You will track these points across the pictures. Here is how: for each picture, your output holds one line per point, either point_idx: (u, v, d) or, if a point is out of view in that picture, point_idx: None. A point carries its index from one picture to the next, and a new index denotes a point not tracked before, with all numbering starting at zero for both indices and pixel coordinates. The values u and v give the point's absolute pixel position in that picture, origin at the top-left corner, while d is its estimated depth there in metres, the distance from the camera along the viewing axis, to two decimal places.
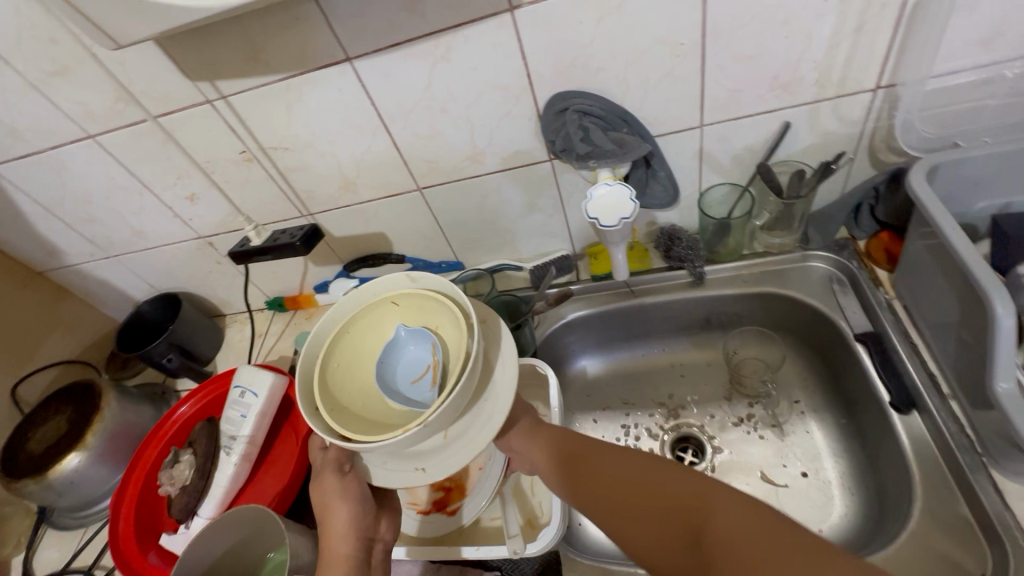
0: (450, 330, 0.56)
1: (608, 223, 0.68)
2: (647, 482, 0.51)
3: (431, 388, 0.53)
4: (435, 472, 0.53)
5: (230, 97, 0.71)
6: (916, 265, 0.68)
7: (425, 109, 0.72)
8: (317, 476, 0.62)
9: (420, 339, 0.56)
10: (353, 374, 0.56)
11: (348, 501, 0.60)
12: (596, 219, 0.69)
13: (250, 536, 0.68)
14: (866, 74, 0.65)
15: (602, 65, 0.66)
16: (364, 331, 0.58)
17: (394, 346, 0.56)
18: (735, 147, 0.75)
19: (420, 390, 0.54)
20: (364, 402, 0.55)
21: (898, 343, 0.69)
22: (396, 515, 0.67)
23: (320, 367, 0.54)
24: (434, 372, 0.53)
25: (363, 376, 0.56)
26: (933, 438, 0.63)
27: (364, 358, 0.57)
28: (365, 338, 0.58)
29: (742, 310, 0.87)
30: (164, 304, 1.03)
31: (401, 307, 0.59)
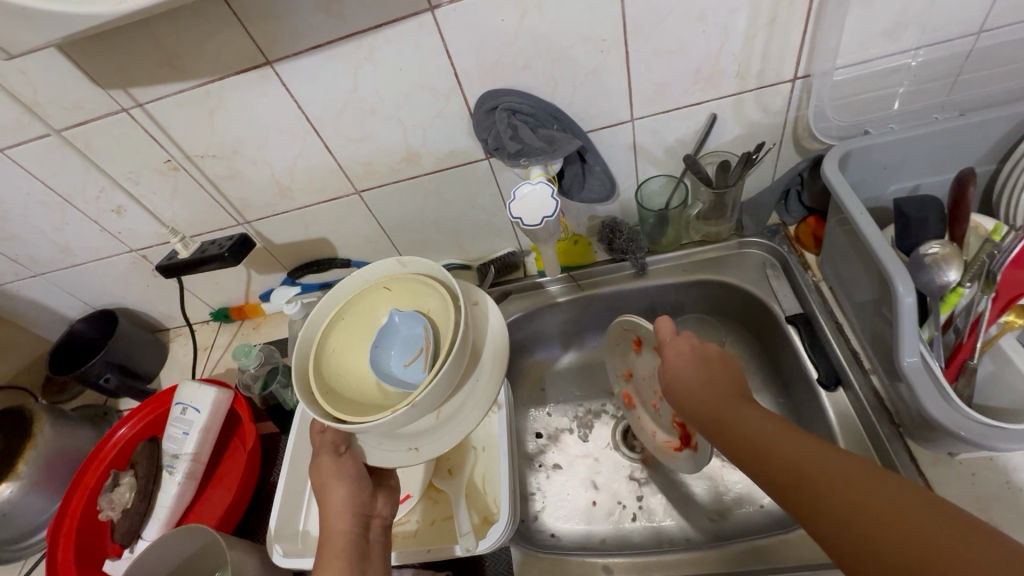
0: (440, 311, 0.56)
1: (531, 222, 0.65)
2: (763, 421, 0.46)
3: (422, 369, 0.52)
4: (430, 450, 0.56)
5: (147, 104, 0.69)
6: (837, 248, 0.71)
7: (354, 111, 0.71)
8: (313, 459, 0.59)
9: (412, 320, 0.55)
10: (347, 360, 0.56)
11: (343, 479, 0.57)
12: (519, 218, 0.65)
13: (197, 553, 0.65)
14: (783, 66, 0.67)
15: (529, 62, 0.66)
16: (360, 315, 0.58)
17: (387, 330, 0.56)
18: (667, 139, 0.76)
19: (412, 371, 0.53)
20: (358, 387, 0.54)
21: (825, 322, 0.73)
22: (396, 494, 0.63)
23: (314, 353, 0.54)
24: (425, 353, 0.53)
25: (356, 361, 0.56)
26: (856, 411, 0.67)
27: (358, 342, 0.57)
28: (359, 323, 0.58)
29: (684, 298, 0.89)
30: (100, 322, 0.99)
31: (393, 292, 0.59)
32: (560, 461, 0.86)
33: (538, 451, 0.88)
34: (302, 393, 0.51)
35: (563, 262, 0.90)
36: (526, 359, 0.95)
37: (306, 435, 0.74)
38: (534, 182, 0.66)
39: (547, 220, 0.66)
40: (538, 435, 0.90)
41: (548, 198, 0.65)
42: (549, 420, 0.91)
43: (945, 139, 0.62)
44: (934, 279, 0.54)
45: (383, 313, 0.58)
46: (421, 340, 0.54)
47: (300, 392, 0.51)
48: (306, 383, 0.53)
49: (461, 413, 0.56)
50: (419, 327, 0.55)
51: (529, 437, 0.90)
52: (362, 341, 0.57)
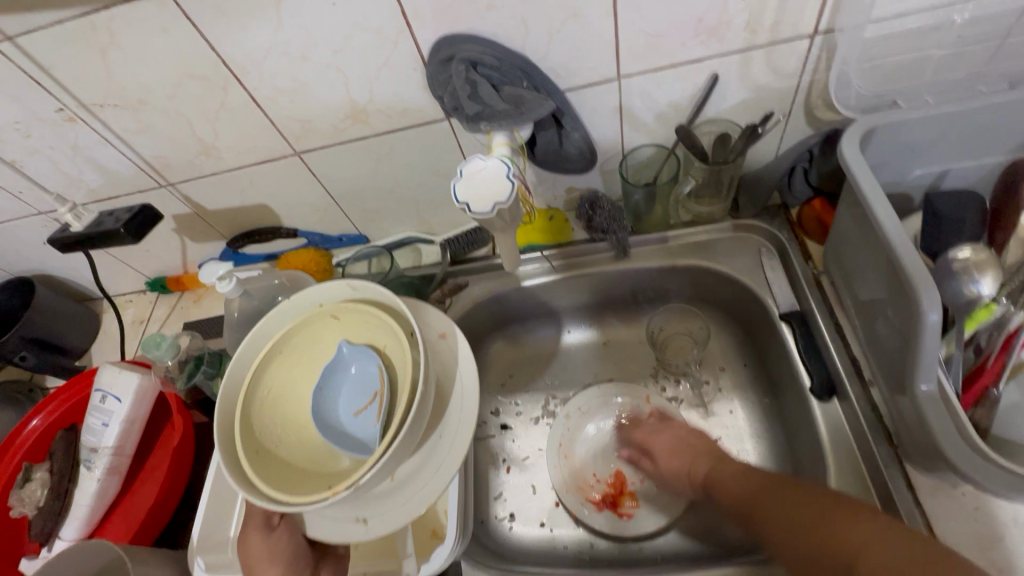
0: (395, 347, 0.49)
1: (480, 210, 0.54)
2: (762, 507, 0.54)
3: (375, 422, 0.47)
4: (380, 524, 0.49)
5: (18, 38, 0.55)
6: (844, 238, 0.61)
7: (281, 55, 0.58)
8: (243, 533, 0.54)
9: (363, 360, 0.50)
10: (285, 407, 0.50)
11: (276, 560, 0.51)
12: (465, 203, 0.54)
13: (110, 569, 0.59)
14: (803, 18, 0.55)
15: (493, 1, 0.53)
16: (302, 350, 0.52)
17: (335, 371, 0.50)
18: (658, 103, 0.65)
19: (363, 423, 0.48)
20: (298, 440, 0.48)
21: (823, 326, 0.65)
22: (342, 563, 0.57)
23: (241, 400, 0.48)
24: (378, 401, 0.47)
25: (295, 408, 0.50)
26: (850, 425, 0.60)
27: (300, 383, 0.51)
28: (300, 361, 0.52)
29: (669, 286, 0.80)
30: (16, 292, 0.88)
31: (342, 321, 0.52)
32: (526, 456, 0.80)
33: (501, 444, 0.81)
34: (226, 456, 0.45)
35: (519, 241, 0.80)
36: (493, 345, 0.87)
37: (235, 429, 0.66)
38: (489, 157, 0.56)
39: (499, 208, 0.54)
40: (502, 426, 0.83)
41: (502, 178, 0.54)
42: (515, 410, 0.84)
43: (987, 117, 0.52)
44: (963, 291, 0.46)
45: (329, 349, 0.52)
46: (375, 385, 0.48)
47: (224, 455, 0.45)
48: (233, 438, 0.47)
49: (420, 476, 0.49)
50: (374, 370, 0.49)
51: (492, 428, 0.83)
52: (306, 384, 0.51)
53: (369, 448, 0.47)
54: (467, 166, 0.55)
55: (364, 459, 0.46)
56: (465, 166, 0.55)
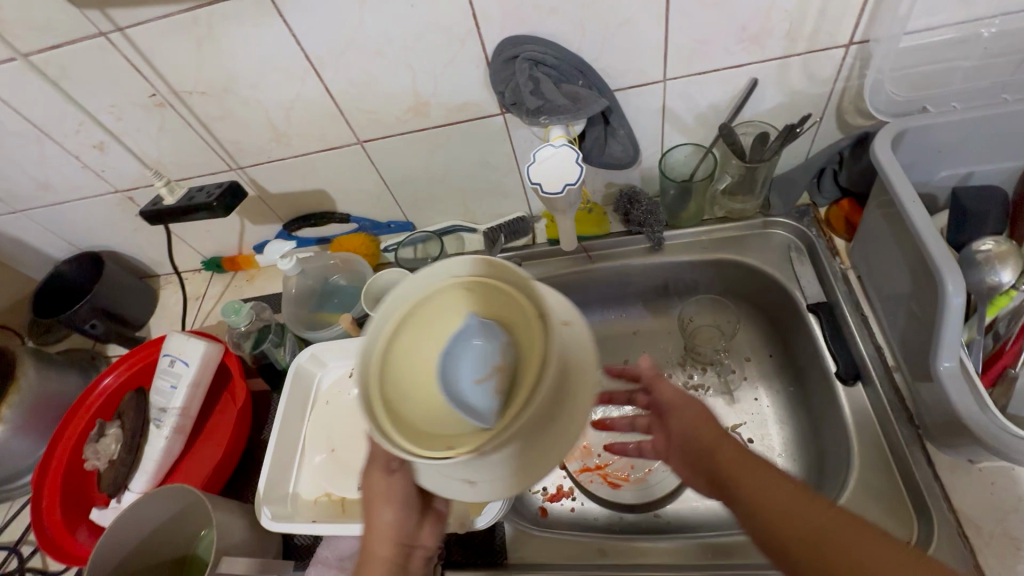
0: (528, 337, 0.40)
1: (552, 189, 0.60)
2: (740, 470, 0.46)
3: (495, 399, 0.38)
4: (487, 493, 0.39)
5: (127, 29, 0.61)
6: (873, 236, 0.66)
7: (358, 50, 0.64)
8: (368, 467, 0.53)
9: (488, 331, 0.40)
10: (406, 365, 0.41)
11: (391, 502, 0.51)
12: (539, 183, 0.60)
13: (184, 515, 0.65)
14: (839, 29, 0.60)
15: (556, 7, 0.59)
16: (428, 312, 0.43)
17: (457, 342, 0.40)
18: (699, 104, 0.70)
19: (480, 400, 0.38)
20: (424, 404, 0.40)
21: (849, 315, 0.69)
22: (444, 518, 0.56)
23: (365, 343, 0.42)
24: (500, 376, 0.39)
25: (415, 369, 0.41)
26: (874, 408, 0.64)
27: (423, 343, 0.42)
28: (425, 326, 0.42)
29: (699, 277, 0.85)
30: (85, 265, 0.95)
31: (471, 293, 0.43)
32: None
33: None
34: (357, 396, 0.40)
35: (549, 234, 0.87)
36: None
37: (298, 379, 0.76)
38: (557, 144, 0.61)
39: (568, 189, 0.61)
40: None
41: (571, 163, 0.60)
42: None
43: (1013, 122, 0.56)
44: (984, 279, 0.51)
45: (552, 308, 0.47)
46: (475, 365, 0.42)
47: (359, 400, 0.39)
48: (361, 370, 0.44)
49: (537, 458, 0.38)
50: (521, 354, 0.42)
51: None
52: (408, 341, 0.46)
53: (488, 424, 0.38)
54: (536, 153, 0.61)
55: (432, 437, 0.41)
56: (536, 153, 0.61)
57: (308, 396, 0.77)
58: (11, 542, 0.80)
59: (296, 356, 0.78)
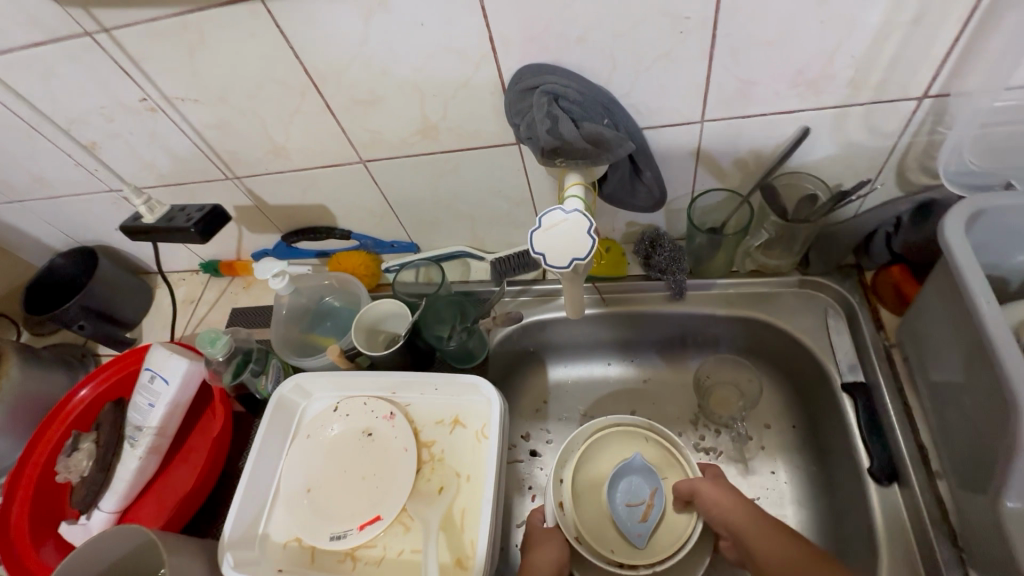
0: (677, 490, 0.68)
1: (557, 263, 0.53)
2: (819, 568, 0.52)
3: (640, 523, 0.66)
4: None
5: (114, 31, 0.56)
6: (927, 319, 0.58)
7: (362, 68, 0.58)
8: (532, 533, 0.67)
9: (648, 475, 0.69)
10: (591, 471, 0.71)
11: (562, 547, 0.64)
12: (542, 254, 0.53)
13: (137, 556, 0.60)
14: (914, 79, 0.52)
15: (584, 36, 0.51)
16: (606, 443, 0.72)
17: (624, 468, 0.70)
18: (739, 149, 0.62)
19: (628, 517, 0.67)
20: (588, 502, 0.70)
21: (890, 404, 0.61)
22: None
23: (560, 463, 0.70)
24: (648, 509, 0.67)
25: (594, 472, 0.71)
26: (909, 516, 0.56)
27: (602, 463, 0.72)
28: (604, 452, 0.72)
29: (722, 332, 0.77)
30: (80, 260, 0.92)
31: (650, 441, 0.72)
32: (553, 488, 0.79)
33: (529, 471, 0.81)
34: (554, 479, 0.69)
35: None
36: (531, 370, 0.86)
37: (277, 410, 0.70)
38: (568, 209, 0.53)
39: (577, 264, 0.53)
40: (532, 452, 0.82)
41: (584, 235, 0.52)
42: (547, 438, 0.83)
43: None
44: None
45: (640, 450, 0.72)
46: (643, 495, 0.68)
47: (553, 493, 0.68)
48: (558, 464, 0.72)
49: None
50: (642, 482, 0.69)
51: (522, 453, 0.82)
52: (585, 471, 0.71)
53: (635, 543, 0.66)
54: (544, 218, 0.54)
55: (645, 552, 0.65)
56: (543, 217, 0.54)
57: (288, 428, 0.72)
58: None
59: (279, 385, 0.73)
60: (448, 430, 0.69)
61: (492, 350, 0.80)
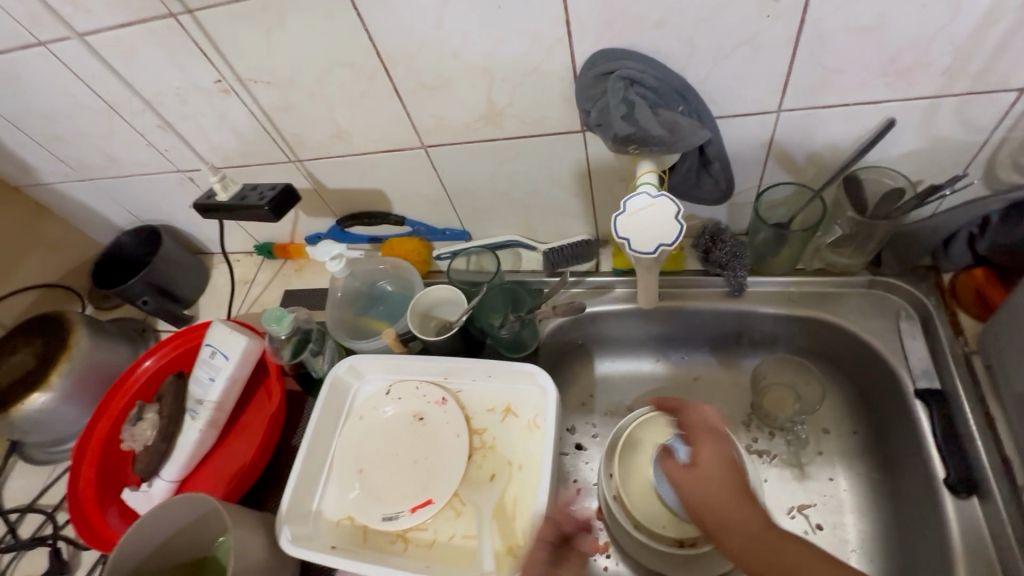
0: None
1: (643, 248, 0.53)
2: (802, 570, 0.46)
3: None
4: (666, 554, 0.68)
5: (198, 12, 0.58)
6: (1018, 324, 0.54)
7: (434, 52, 0.58)
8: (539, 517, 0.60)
9: None
10: (637, 455, 0.73)
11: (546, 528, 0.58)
12: (626, 239, 0.53)
13: (200, 521, 0.62)
14: (1019, 68, 0.49)
15: (664, 19, 0.50)
16: (648, 428, 0.75)
17: None
18: (814, 142, 0.60)
19: None
20: (638, 484, 0.71)
21: (969, 413, 0.58)
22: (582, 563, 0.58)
23: (608, 451, 0.73)
24: None
25: (641, 455, 0.73)
26: (989, 533, 0.53)
27: None
28: (647, 435, 0.74)
29: (781, 332, 0.75)
30: (144, 239, 0.95)
31: None
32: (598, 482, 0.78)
33: (574, 464, 0.80)
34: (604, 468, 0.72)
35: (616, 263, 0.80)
36: (579, 363, 0.85)
37: (333, 387, 0.72)
38: (656, 194, 0.53)
39: (663, 250, 0.53)
40: (578, 446, 0.81)
41: (671, 218, 0.53)
42: (593, 432, 0.82)
43: None
44: None
45: None
46: None
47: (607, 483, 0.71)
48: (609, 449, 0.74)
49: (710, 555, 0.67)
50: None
51: (569, 446, 0.82)
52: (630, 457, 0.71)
53: None
54: (631, 202, 0.53)
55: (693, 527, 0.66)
56: (629, 201, 0.53)
57: (341, 408, 0.73)
58: (50, 506, 0.82)
59: (335, 366, 0.74)
60: (500, 417, 0.69)
61: (544, 340, 0.80)
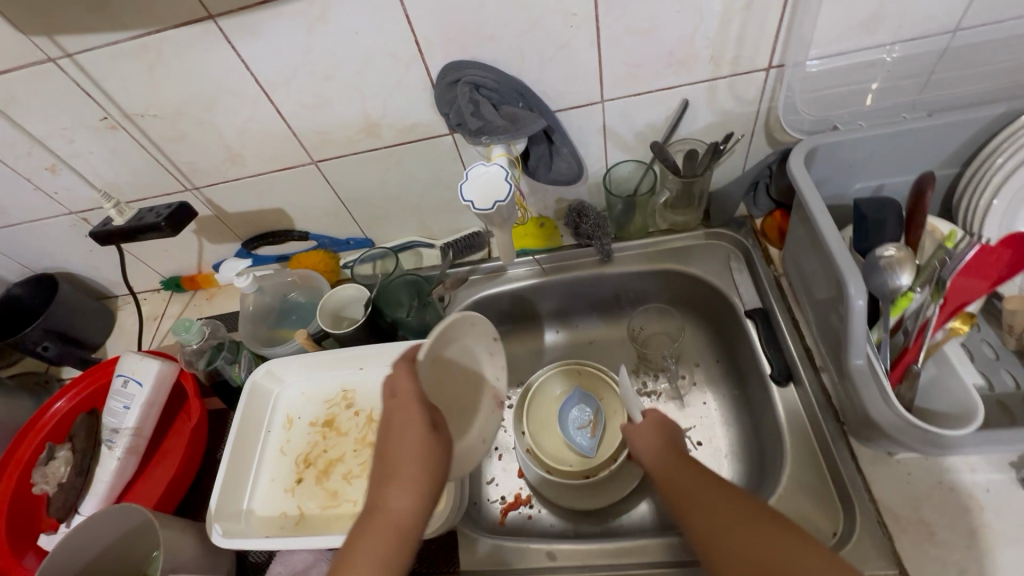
0: (612, 404, 0.81)
1: (482, 206, 0.64)
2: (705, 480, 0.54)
3: (589, 437, 0.78)
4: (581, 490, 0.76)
5: (77, 55, 0.63)
6: (799, 242, 0.70)
7: (308, 74, 0.66)
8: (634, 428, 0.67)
9: (586, 401, 0.81)
10: (542, 411, 0.83)
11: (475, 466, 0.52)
12: (470, 201, 0.64)
13: (129, 537, 0.63)
14: (758, 54, 0.65)
15: (494, 34, 0.62)
16: (549, 386, 0.84)
17: (566, 402, 0.81)
18: (637, 124, 0.74)
19: (577, 435, 0.79)
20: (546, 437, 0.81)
21: (782, 321, 0.73)
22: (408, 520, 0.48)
23: (519, 407, 0.82)
24: (592, 425, 0.79)
25: (544, 410, 0.83)
26: (804, 408, 0.68)
27: (548, 402, 0.84)
28: (549, 393, 0.84)
29: (648, 288, 0.88)
30: (39, 287, 0.94)
31: (582, 375, 0.84)
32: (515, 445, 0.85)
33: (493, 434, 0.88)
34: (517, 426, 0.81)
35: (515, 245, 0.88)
36: None
37: (252, 391, 0.75)
38: (490, 164, 0.66)
39: (499, 206, 0.64)
40: None
41: (502, 181, 0.64)
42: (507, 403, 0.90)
43: (916, 139, 0.62)
44: (886, 282, 0.54)
45: (575, 383, 0.84)
46: (587, 416, 0.80)
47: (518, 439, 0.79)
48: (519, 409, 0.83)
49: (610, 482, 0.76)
50: (584, 407, 0.81)
51: None
52: (541, 409, 0.83)
53: (588, 454, 0.77)
54: (471, 171, 0.65)
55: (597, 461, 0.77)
56: (471, 171, 0.65)
57: (265, 412, 0.77)
58: None
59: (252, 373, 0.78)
60: None
61: None
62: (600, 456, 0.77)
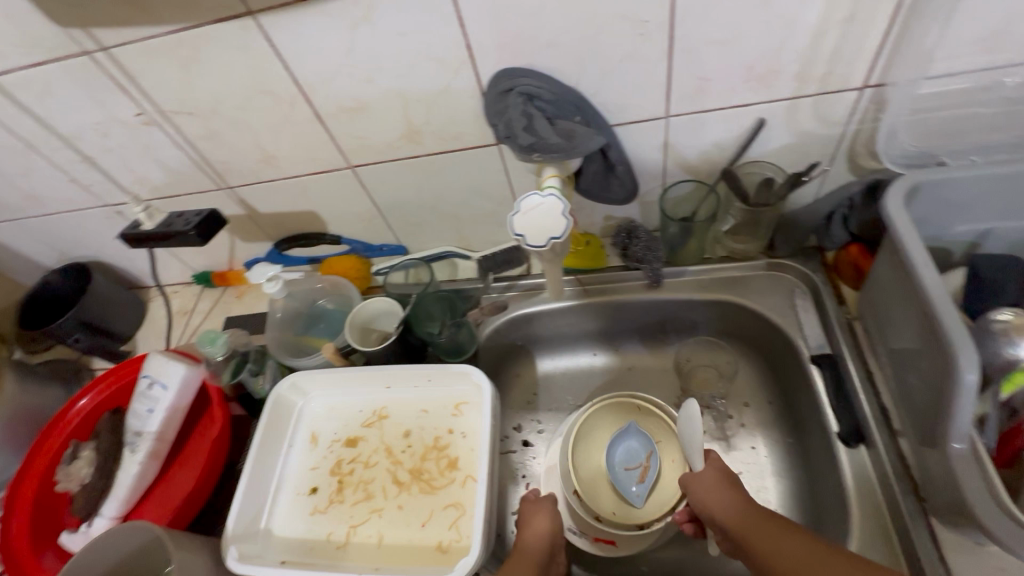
0: (668, 450, 0.75)
1: (536, 241, 0.59)
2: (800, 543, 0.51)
3: (639, 483, 0.73)
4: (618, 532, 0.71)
5: (111, 48, 0.60)
6: (882, 286, 0.62)
7: (348, 76, 0.61)
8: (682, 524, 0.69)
9: (642, 441, 0.75)
10: (592, 442, 0.77)
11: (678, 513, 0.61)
12: (522, 235, 0.59)
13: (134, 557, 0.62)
14: (854, 71, 0.57)
15: (553, 40, 0.56)
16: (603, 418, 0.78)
17: (619, 438, 0.75)
18: (703, 142, 0.67)
19: (627, 478, 0.73)
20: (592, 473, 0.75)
21: (854, 372, 0.65)
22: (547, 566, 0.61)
23: (571, 433, 0.77)
24: (643, 470, 0.73)
25: (593, 445, 0.77)
26: (876, 474, 0.60)
27: (600, 431, 0.78)
28: (603, 425, 0.78)
29: (698, 318, 0.81)
30: (73, 276, 0.93)
31: (641, 412, 0.78)
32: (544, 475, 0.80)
33: (521, 461, 0.83)
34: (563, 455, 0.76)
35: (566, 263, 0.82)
36: (521, 363, 0.89)
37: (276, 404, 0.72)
38: (544, 193, 0.59)
39: (554, 242, 0.59)
40: (524, 442, 0.84)
41: (559, 216, 0.59)
42: (538, 428, 0.85)
43: None
44: (1001, 352, 0.48)
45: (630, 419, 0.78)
46: (639, 458, 0.74)
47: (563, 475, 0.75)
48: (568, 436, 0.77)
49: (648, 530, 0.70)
50: (638, 448, 0.75)
51: (515, 444, 0.84)
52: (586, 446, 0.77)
53: (636, 501, 0.72)
54: (524, 201, 0.59)
55: (647, 510, 0.72)
56: (522, 201, 0.59)
57: (287, 425, 0.74)
58: None
59: (276, 384, 0.75)
60: (451, 414, 0.72)
61: (483, 344, 0.83)
62: (648, 507, 0.72)
